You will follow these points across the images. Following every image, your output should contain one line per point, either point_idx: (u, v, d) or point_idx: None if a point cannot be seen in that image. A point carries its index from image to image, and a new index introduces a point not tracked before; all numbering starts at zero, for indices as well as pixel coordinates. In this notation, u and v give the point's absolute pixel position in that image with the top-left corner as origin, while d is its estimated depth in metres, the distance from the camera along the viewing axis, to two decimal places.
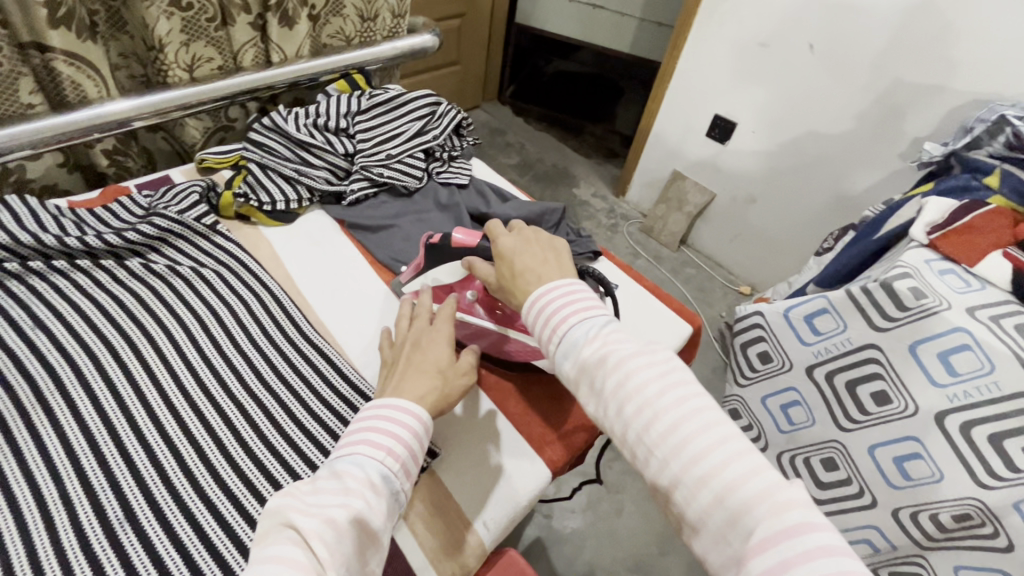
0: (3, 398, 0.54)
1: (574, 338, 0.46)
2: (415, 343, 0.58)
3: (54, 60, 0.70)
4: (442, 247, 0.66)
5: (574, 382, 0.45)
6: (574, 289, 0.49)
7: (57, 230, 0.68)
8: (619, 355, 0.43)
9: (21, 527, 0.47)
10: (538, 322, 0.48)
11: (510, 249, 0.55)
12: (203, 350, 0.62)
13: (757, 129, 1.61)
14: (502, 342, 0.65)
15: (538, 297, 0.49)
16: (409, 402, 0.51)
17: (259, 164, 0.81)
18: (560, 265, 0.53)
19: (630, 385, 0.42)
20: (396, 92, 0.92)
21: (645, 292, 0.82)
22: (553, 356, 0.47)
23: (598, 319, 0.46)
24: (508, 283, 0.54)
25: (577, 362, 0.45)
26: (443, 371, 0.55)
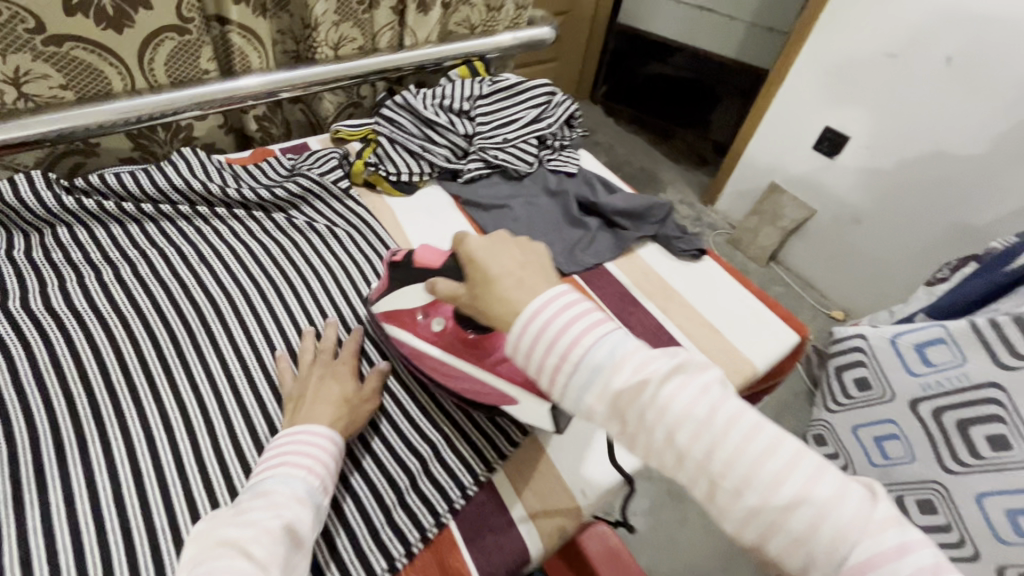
0: (177, 322, 0.64)
1: (602, 363, 0.40)
2: (322, 376, 0.59)
3: (230, 32, 0.80)
4: (405, 265, 0.63)
5: (611, 414, 0.41)
6: (568, 297, 0.43)
7: (219, 181, 0.77)
8: (661, 380, 0.39)
9: (189, 429, 0.57)
10: (544, 347, 0.41)
11: (485, 253, 0.47)
12: (333, 303, 0.70)
13: (872, 145, 1.51)
14: (464, 379, 0.57)
15: (536, 313, 0.42)
16: (324, 427, 0.53)
17: (388, 138, 0.86)
18: (544, 270, 0.46)
19: (683, 413, 0.38)
20: (516, 79, 0.95)
21: (750, 296, 0.80)
22: (568, 384, 0.41)
23: (617, 334, 0.42)
24: (481, 293, 0.45)
25: (615, 395, 0.40)
26: (349, 402, 0.57)
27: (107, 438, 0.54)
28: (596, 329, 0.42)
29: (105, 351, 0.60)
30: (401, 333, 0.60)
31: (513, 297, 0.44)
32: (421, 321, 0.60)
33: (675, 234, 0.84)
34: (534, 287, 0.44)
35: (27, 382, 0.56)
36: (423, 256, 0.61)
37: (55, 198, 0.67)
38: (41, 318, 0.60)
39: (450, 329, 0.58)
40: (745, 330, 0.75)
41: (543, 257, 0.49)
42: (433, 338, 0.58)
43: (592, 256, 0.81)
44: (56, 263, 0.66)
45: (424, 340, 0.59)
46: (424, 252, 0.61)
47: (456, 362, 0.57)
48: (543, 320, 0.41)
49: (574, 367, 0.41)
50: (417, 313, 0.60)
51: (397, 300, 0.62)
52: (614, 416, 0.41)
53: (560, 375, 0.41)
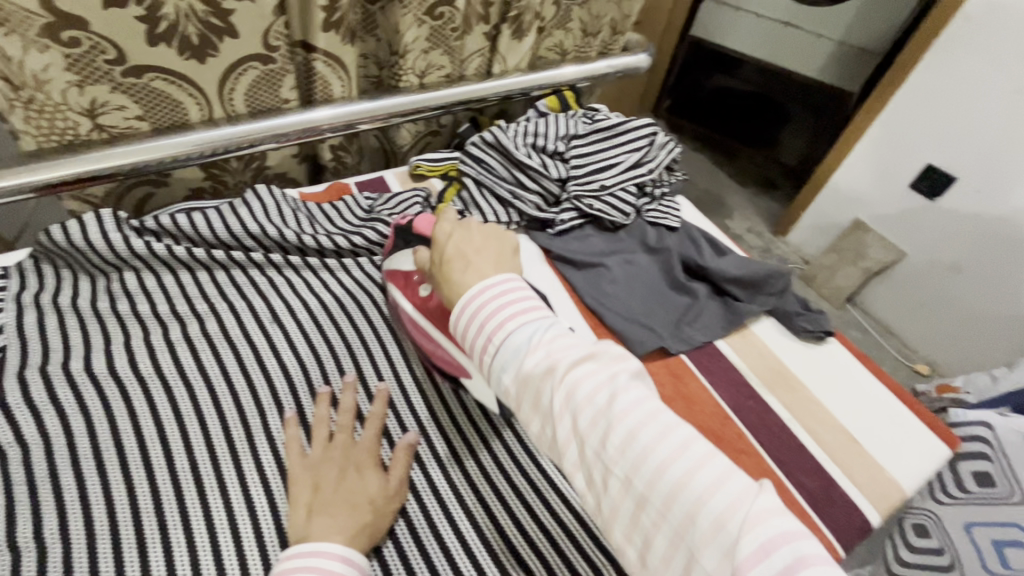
0: (246, 395, 0.56)
1: (520, 348, 0.43)
2: (341, 470, 0.50)
3: (315, 60, 0.73)
4: (404, 232, 0.66)
5: (523, 398, 0.42)
6: (507, 284, 0.47)
7: (295, 226, 0.70)
8: (568, 365, 0.41)
9: (260, 538, 0.48)
10: (474, 328, 0.45)
11: (446, 236, 0.53)
12: (414, 374, 0.62)
13: (984, 189, 1.31)
14: (431, 343, 0.61)
15: (473, 298, 0.46)
16: (341, 546, 0.44)
17: (475, 180, 0.79)
18: (495, 257, 0.51)
19: (582, 396, 0.40)
20: (618, 118, 0.86)
21: (889, 395, 0.68)
22: (495, 367, 0.44)
23: (539, 323, 0.44)
24: (437, 269, 0.52)
25: (526, 379, 0.42)
26: (375, 505, 0.49)
27: (170, 539, 0.47)
28: (523, 315, 0.45)
29: (169, 427, 0.52)
30: (395, 292, 0.64)
31: (455, 276, 0.49)
32: (413, 282, 0.63)
33: (796, 309, 0.74)
34: (476, 271, 0.49)
35: (86, 464, 0.49)
36: (420, 225, 0.64)
37: (124, 241, 0.61)
38: (103, 383, 0.54)
39: (434, 298, 0.61)
40: (889, 444, 0.63)
41: (505, 246, 0.54)
42: (418, 303, 0.62)
43: (701, 332, 0.71)
44: (123, 316, 0.60)
45: (410, 301, 0.63)
46: (423, 222, 0.64)
47: (430, 327, 0.61)
48: (478, 305, 0.45)
49: (498, 350, 0.44)
50: (414, 277, 0.63)
51: (397, 262, 0.65)
52: (525, 400, 0.42)
53: (487, 355, 0.44)
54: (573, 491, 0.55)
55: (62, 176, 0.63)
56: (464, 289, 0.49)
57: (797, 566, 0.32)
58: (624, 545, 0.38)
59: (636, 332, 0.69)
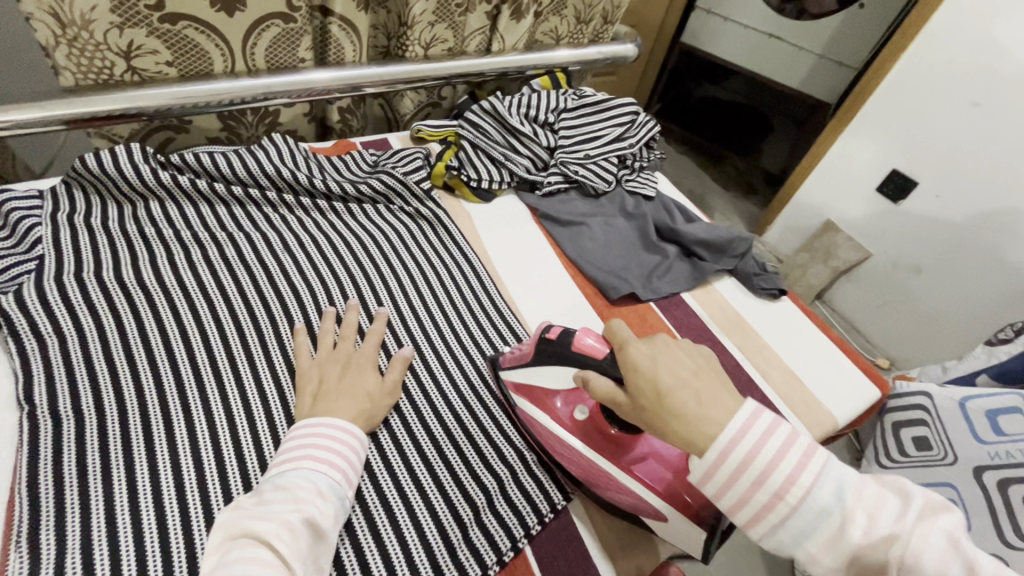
0: (260, 309, 0.62)
1: (829, 510, 0.39)
2: (343, 369, 0.57)
3: (331, 23, 0.80)
4: (558, 345, 0.54)
5: (843, 567, 0.40)
6: (768, 430, 0.41)
7: (306, 171, 0.77)
8: (904, 530, 0.38)
9: (271, 422, 0.54)
10: (755, 485, 0.41)
11: (651, 363, 0.45)
12: (410, 302, 0.68)
13: (942, 194, 1.41)
14: (599, 476, 0.53)
15: (733, 453, 0.41)
16: (344, 420, 0.50)
17: (471, 143, 0.87)
18: (719, 382, 0.45)
19: (932, 571, 0.37)
20: (604, 96, 0.94)
21: (830, 345, 0.76)
22: (787, 530, 0.40)
23: (838, 478, 0.40)
24: (653, 406, 0.44)
25: (850, 550, 0.39)
26: (373, 396, 0.55)
27: (191, 419, 0.53)
28: (812, 464, 0.41)
29: (190, 329, 0.59)
30: (532, 409, 0.57)
31: (694, 414, 0.42)
32: (559, 404, 0.56)
33: (755, 270, 0.82)
34: (714, 403, 0.42)
35: (117, 354, 0.55)
36: (583, 342, 0.52)
37: (151, 172, 0.68)
38: (131, 290, 0.60)
39: (592, 420, 0.55)
40: (825, 382, 0.72)
41: (713, 366, 0.47)
42: (570, 426, 0.55)
43: (668, 285, 0.79)
44: (147, 237, 0.66)
45: (560, 425, 0.55)
46: (585, 338, 0.52)
47: (592, 456, 0.53)
48: (752, 454, 0.41)
49: (796, 510, 0.40)
50: (558, 398, 0.57)
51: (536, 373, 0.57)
52: (844, 568, 0.40)
53: (775, 514, 0.41)
54: None
55: (94, 110, 0.69)
56: (712, 434, 0.41)
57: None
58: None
59: (612, 283, 0.77)
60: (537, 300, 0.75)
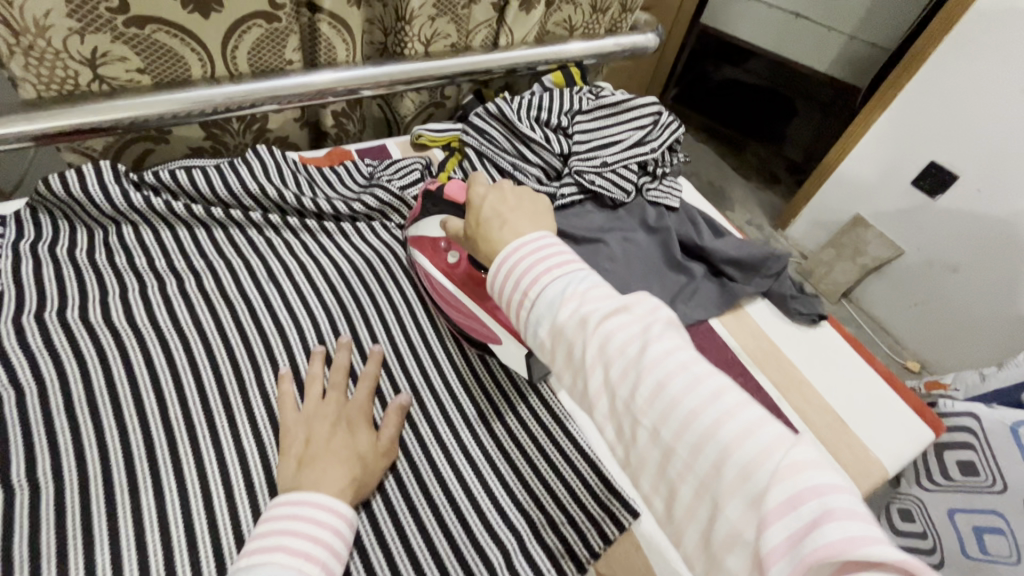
0: (239, 350, 0.56)
1: (551, 301, 0.41)
2: (332, 425, 0.50)
3: (320, 21, 0.72)
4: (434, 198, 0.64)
5: (555, 351, 0.41)
6: (541, 243, 0.45)
7: (295, 188, 0.70)
8: (601, 318, 0.39)
9: (250, 487, 0.49)
10: (508, 284, 0.44)
11: (481, 197, 0.52)
12: (408, 337, 0.62)
13: (986, 189, 1.30)
14: (458, 309, 0.62)
15: (512, 250, 0.45)
16: (333, 498, 0.44)
17: (476, 151, 0.79)
18: (530, 216, 0.50)
19: (612, 350, 0.38)
20: (623, 95, 0.86)
21: (877, 378, 0.68)
22: (529, 320, 0.43)
23: (575, 275, 0.42)
24: (472, 233, 0.51)
25: (562, 332, 0.40)
26: (365, 459, 0.49)
27: (161, 484, 0.47)
28: (559, 270, 0.43)
29: (163, 377, 0.53)
30: (421, 258, 0.65)
31: (494, 235, 0.48)
32: (441, 249, 0.64)
33: (791, 292, 0.74)
34: (512, 228, 0.48)
35: (80, 410, 0.49)
36: (453, 191, 0.64)
37: (123, 194, 0.62)
38: (98, 331, 0.54)
39: (463, 264, 0.63)
40: (871, 423, 0.64)
41: (540, 206, 0.53)
42: (445, 269, 0.63)
43: (695, 310, 0.71)
44: (119, 268, 0.60)
45: (438, 267, 0.64)
46: (454, 187, 0.64)
47: (459, 295, 0.62)
48: (509, 259, 0.44)
49: (532, 303, 0.42)
50: (440, 244, 0.64)
51: (423, 228, 0.65)
52: (559, 351, 0.41)
53: (521, 308, 0.43)
54: (561, 457, 0.56)
55: (57, 127, 0.62)
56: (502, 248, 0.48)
57: (827, 523, 0.28)
58: (651, 496, 0.37)
59: None
60: None
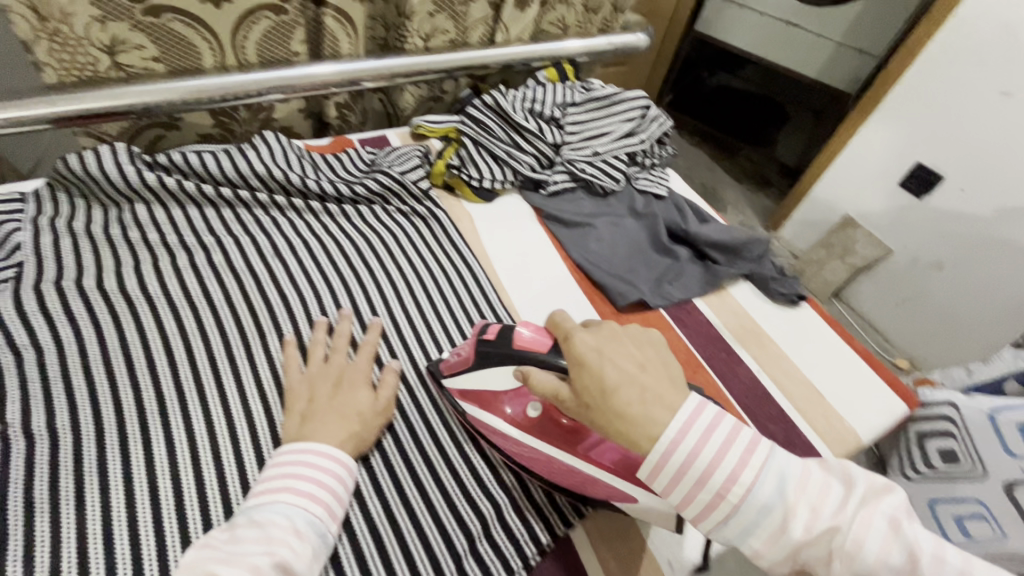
0: (246, 319, 0.59)
1: (771, 506, 0.39)
2: (334, 385, 0.54)
3: (325, 15, 0.76)
4: (499, 342, 0.51)
5: (789, 560, 0.39)
6: (713, 430, 0.41)
7: (299, 171, 0.74)
8: (844, 522, 0.37)
9: (256, 442, 0.52)
10: (703, 490, 0.40)
11: (595, 355, 0.42)
12: (407, 311, 0.65)
13: (968, 188, 1.34)
14: (556, 467, 0.51)
15: (685, 447, 0.40)
16: (334, 448, 0.47)
17: (472, 139, 0.82)
18: (665, 378, 0.43)
19: (869, 559, 0.36)
20: (612, 89, 0.90)
21: (853, 356, 0.72)
22: (741, 530, 0.40)
23: (779, 471, 0.40)
24: (595, 404, 0.41)
25: (793, 544, 0.38)
26: (365, 417, 0.52)
27: (172, 437, 0.50)
28: (756, 462, 0.40)
29: (174, 342, 0.56)
30: (484, 415, 0.53)
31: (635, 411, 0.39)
32: (507, 401, 0.53)
33: (772, 275, 0.77)
34: (656, 404, 0.41)
35: (97, 369, 0.52)
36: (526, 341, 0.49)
37: (137, 173, 0.65)
38: (113, 299, 0.57)
39: (544, 414, 0.52)
40: (848, 396, 0.67)
41: (662, 353, 0.45)
42: (524, 425, 0.52)
43: (680, 290, 0.75)
44: (132, 243, 0.63)
45: (513, 426, 0.52)
46: (526, 336, 0.50)
47: (552, 452, 0.51)
48: (698, 458, 0.40)
49: (744, 510, 0.39)
50: (505, 400, 0.53)
51: (481, 379, 0.54)
52: (791, 559, 0.39)
53: (725, 513, 0.40)
54: None
55: (78, 110, 0.66)
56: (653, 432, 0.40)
57: None
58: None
59: (619, 287, 0.73)
60: (540, 306, 0.72)
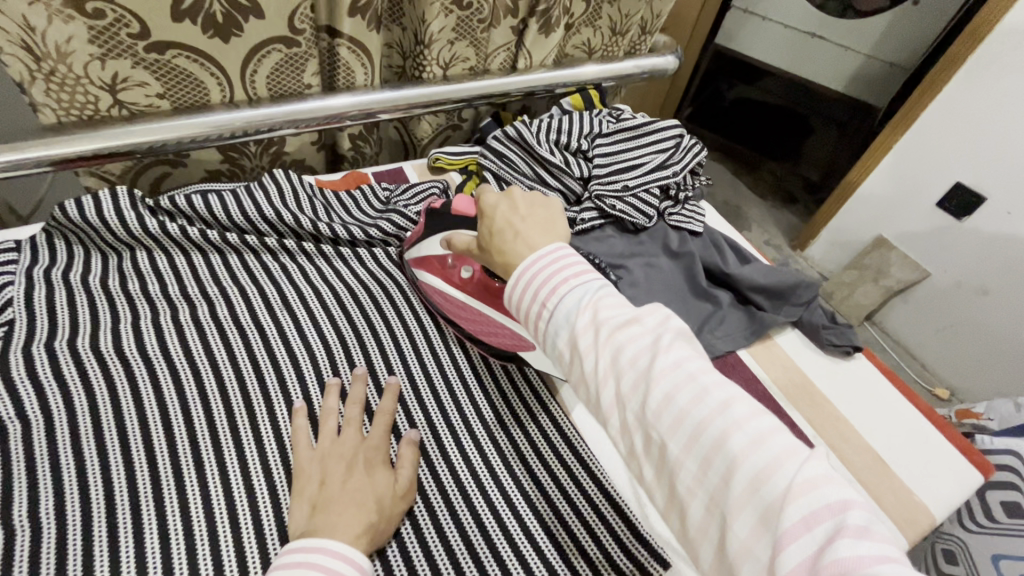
0: (251, 381, 0.54)
1: (566, 314, 0.40)
2: (348, 466, 0.48)
3: (339, 45, 0.72)
4: (441, 214, 0.62)
5: (567, 363, 0.40)
6: (562, 255, 0.44)
7: (311, 213, 0.69)
8: (613, 329, 0.38)
9: (259, 530, 0.46)
10: (527, 296, 0.43)
11: (492, 206, 0.51)
12: (425, 368, 0.60)
13: (1015, 211, 1.26)
14: (483, 321, 0.61)
15: (530, 265, 0.44)
16: (348, 546, 0.41)
17: (494, 174, 0.78)
18: (546, 223, 0.49)
19: (624, 360, 0.37)
20: (644, 117, 0.84)
21: (918, 416, 0.64)
22: (546, 332, 0.41)
23: (591, 284, 0.41)
24: (486, 243, 0.50)
25: (571, 340, 0.39)
26: (382, 503, 0.46)
27: (166, 525, 0.45)
28: (576, 280, 0.41)
29: (172, 409, 0.51)
30: (431, 278, 0.63)
31: (506, 248, 0.47)
32: (451, 267, 0.62)
33: (824, 322, 0.70)
34: (525, 240, 0.47)
35: (86, 443, 0.47)
36: (460, 206, 0.61)
37: (138, 220, 0.61)
38: (108, 362, 0.52)
39: (477, 277, 0.62)
40: (916, 464, 0.60)
41: (555, 213, 0.52)
42: (459, 285, 0.62)
43: (723, 340, 0.68)
44: (132, 295, 0.59)
45: (452, 285, 0.62)
46: (463, 202, 0.60)
47: (479, 306, 0.61)
48: (530, 273, 0.43)
49: (547, 315, 0.41)
50: (449, 261, 0.63)
51: (426, 248, 0.63)
52: (570, 363, 0.40)
53: (539, 321, 0.42)
54: (581, 495, 0.53)
55: (75, 152, 0.62)
56: (516, 260, 0.46)
57: (837, 539, 0.27)
58: (660, 507, 0.36)
59: None
60: None
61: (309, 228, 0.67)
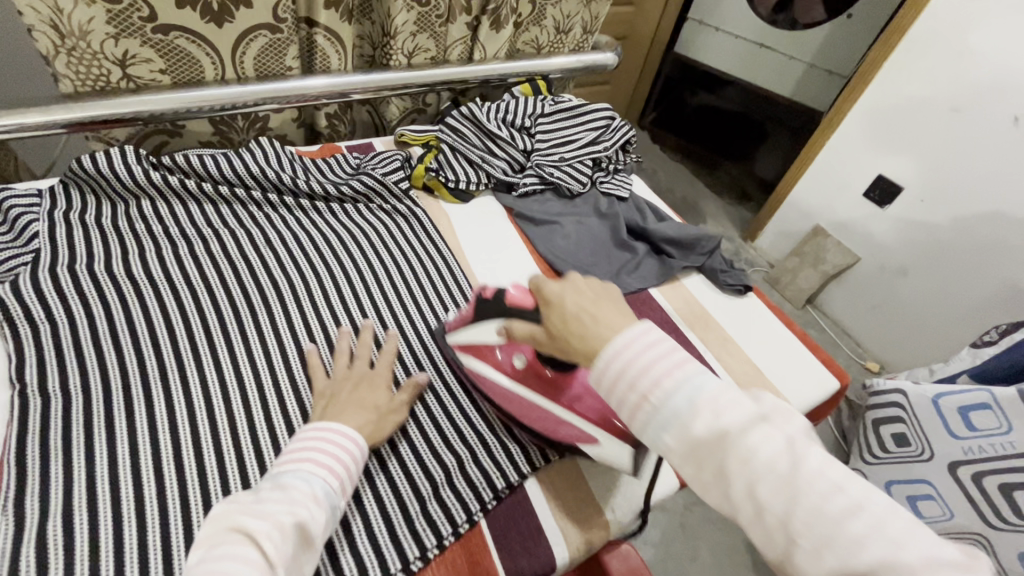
0: (240, 298, 0.66)
1: (679, 411, 0.40)
2: (355, 384, 0.59)
3: (317, 34, 0.84)
4: (492, 301, 0.58)
5: (690, 462, 0.40)
6: (652, 341, 0.43)
7: (291, 172, 0.81)
8: (741, 430, 0.38)
9: (247, 404, 0.59)
10: (625, 389, 0.42)
11: (558, 295, 0.49)
12: (388, 297, 0.72)
13: (925, 198, 1.41)
14: (538, 414, 0.60)
15: (624, 353, 0.43)
16: (351, 427, 0.53)
17: (450, 146, 0.90)
18: (623, 312, 0.47)
19: (761, 468, 0.37)
20: (580, 101, 0.98)
21: (792, 338, 0.79)
22: (649, 424, 0.42)
23: (695, 374, 0.41)
24: (557, 336, 0.48)
25: (693, 437, 0.40)
26: (381, 411, 0.57)
27: (173, 400, 0.57)
28: (680, 369, 0.41)
29: (175, 318, 0.63)
30: (482, 365, 0.62)
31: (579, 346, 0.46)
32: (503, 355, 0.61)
33: (721, 267, 0.85)
34: (606, 325, 0.46)
35: (105, 340, 0.59)
36: (516, 297, 0.55)
37: (142, 172, 0.72)
38: (121, 282, 0.64)
39: (529, 364, 0.60)
40: (783, 372, 0.75)
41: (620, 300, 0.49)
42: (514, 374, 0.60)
43: (637, 280, 0.82)
44: (138, 233, 0.70)
45: (502, 373, 0.61)
46: (515, 292, 0.55)
47: (534, 398, 0.59)
48: (624, 360, 0.42)
49: (654, 408, 0.41)
50: (497, 350, 0.61)
51: (473, 333, 0.61)
52: (694, 463, 0.40)
53: (638, 412, 0.42)
54: None
55: (90, 116, 0.73)
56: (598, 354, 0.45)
57: None
58: None
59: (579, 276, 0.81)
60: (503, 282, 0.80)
61: (289, 185, 0.79)
